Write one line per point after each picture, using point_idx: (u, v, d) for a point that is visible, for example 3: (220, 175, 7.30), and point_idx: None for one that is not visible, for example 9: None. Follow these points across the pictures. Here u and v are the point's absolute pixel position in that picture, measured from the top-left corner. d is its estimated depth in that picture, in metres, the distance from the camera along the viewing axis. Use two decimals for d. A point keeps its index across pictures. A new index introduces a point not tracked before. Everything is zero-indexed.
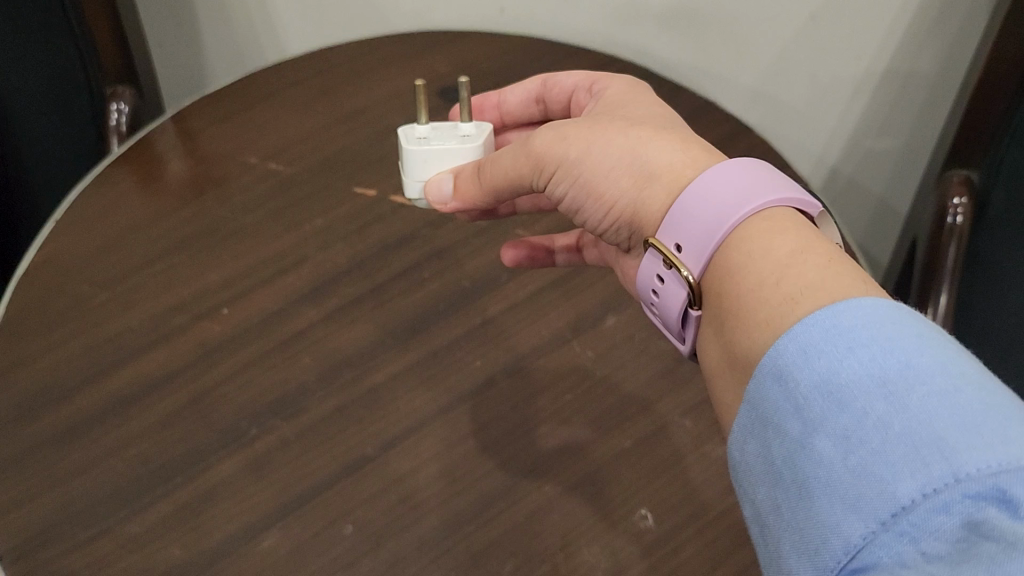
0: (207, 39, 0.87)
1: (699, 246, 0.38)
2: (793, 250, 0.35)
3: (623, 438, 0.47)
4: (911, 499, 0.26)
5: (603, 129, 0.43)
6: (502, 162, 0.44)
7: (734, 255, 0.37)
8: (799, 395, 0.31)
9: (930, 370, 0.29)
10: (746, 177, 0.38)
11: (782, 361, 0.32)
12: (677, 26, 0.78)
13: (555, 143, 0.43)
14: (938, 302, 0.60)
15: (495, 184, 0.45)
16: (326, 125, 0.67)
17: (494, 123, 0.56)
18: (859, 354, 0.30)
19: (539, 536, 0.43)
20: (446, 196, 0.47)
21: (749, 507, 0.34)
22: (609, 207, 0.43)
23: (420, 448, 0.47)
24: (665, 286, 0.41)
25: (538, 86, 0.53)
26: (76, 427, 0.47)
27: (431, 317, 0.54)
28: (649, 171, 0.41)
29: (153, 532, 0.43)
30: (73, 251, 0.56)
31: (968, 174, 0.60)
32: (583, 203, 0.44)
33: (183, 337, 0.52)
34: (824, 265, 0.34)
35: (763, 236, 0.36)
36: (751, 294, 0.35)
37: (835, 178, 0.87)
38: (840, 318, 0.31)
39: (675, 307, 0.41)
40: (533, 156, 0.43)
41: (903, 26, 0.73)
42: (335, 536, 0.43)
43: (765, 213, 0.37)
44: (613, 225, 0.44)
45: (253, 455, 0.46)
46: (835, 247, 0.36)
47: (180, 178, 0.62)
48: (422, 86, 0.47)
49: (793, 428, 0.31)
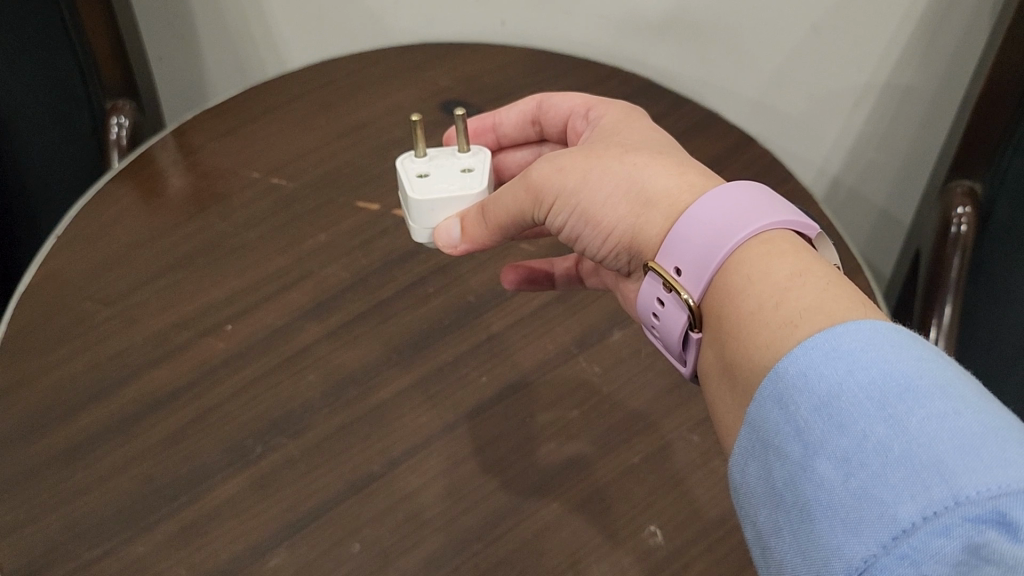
0: (208, 52, 0.87)
1: (699, 269, 0.38)
2: (792, 272, 0.35)
3: (630, 454, 0.47)
4: (912, 522, 0.26)
5: (599, 157, 0.43)
6: (503, 201, 0.44)
7: (735, 277, 0.36)
8: (800, 418, 0.31)
9: (929, 392, 0.29)
10: (745, 199, 0.38)
11: (784, 384, 0.32)
12: (680, 38, 0.78)
13: (553, 175, 0.43)
14: (943, 313, 0.60)
15: (498, 223, 0.45)
16: (327, 139, 0.67)
17: (492, 144, 0.56)
18: (859, 376, 0.30)
19: (548, 554, 0.43)
20: (455, 240, 0.47)
21: (749, 528, 0.34)
22: (608, 233, 0.43)
23: (426, 466, 0.47)
24: (666, 310, 0.41)
25: (534, 107, 0.53)
26: (79, 447, 0.46)
27: (436, 333, 0.53)
28: (646, 198, 0.41)
29: (158, 552, 0.43)
30: (74, 268, 0.56)
31: (971, 184, 0.60)
32: (582, 231, 0.44)
33: (186, 354, 0.52)
34: (821, 288, 0.34)
35: (762, 259, 0.36)
36: (751, 317, 0.35)
37: (836, 189, 0.87)
38: (840, 341, 0.31)
39: (676, 331, 0.40)
40: (532, 189, 0.43)
41: (902, 40, 0.73)
42: (343, 555, 0.43)
43: (762, 236, 0.37)
44: (611, 251, 0.44)
45: (259, 473, 0.46)
46: (832, 268, 0.36)
47: (181, 194, 0.62)
48: (418, 124, 0.46)
49: (794, 450, 0.31)
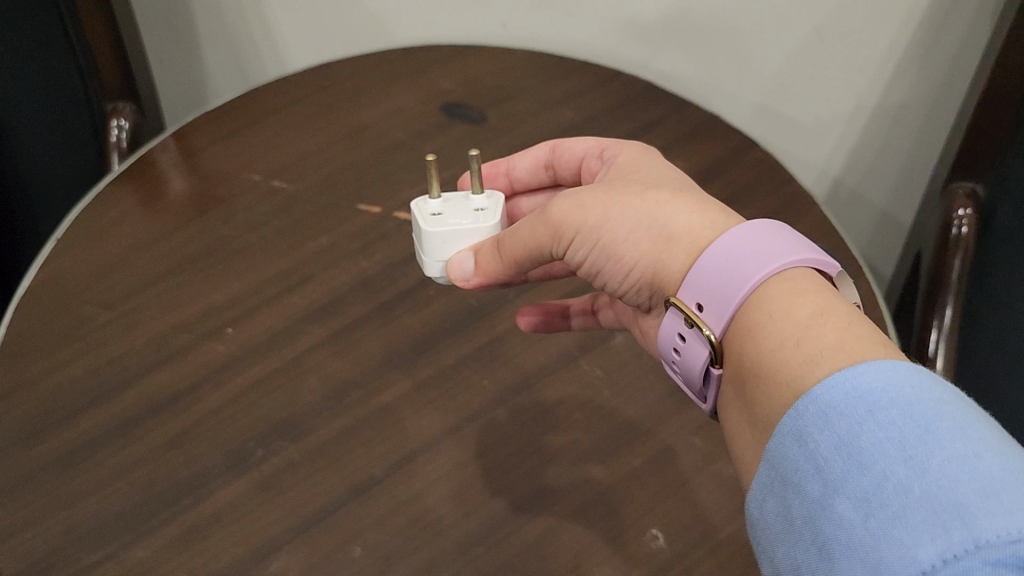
0: (208, 56, 0.87)
1: (720, 305, 0.38)
2: (814, 311, 0.35)
3: (633, 457, 0.47)
4: (931, 564, 0.26)
5: (619, 193, 0.42)
6: (521, 234, 0.44)
7: (756, 314, 0.36)
8: (819, 456, 0.31)
9: (950, 435, 0.29)
10: (766, 236, 0.38)
11: (804, 422, 0.32)
12: (682, 39, 0.78)
13: (573, 211, 0.42)
14: (944, 315, 0.60)
15: (515, 257, 0.45)
16: (329, 141, 0.66)
17: (504, 189, 0.56)
18: (879, 417, 0.30)
19: (550, 557, 0.43)
20: (468, 273, 0.47)
21: (768, 565, 0.34)
22: (629, 268, 0.42)
23: (428, 469, 0.46)
24: (687, 345, 0.40)
25: (546, 152, 0.53)
26: (80, 450, 0.46)
27: (438, 336, 0.53)
28: (668, 233, 0.41)
29: (159, 556, 0.42)
30: (75, 271, 0.56)
31: (973, 187, 0.62)
32: (602, 265, 0.43)
33: (187, 357, 0.51)
34: (843, 328, 0.34)
35: (783, 296, 0.36)
36: (773, 355, 0.35)
37: (838, 188, 0.87)
38: (860, 380, 0.31)
39: (696, 366, 0.40)
40: (552, 225, 0.43)
41: (904, 43, 0.73)
42: (345, 558, 0.43)
43: (785, 274, 0.37)
44: (632, 287, 0.44)
45: (261, 476, 0.46)
46: (854, 307, 0.36)
47: (182, 196, 0.62)
48: (433, 163, 0.46)
49: (814, 488, 0.31)
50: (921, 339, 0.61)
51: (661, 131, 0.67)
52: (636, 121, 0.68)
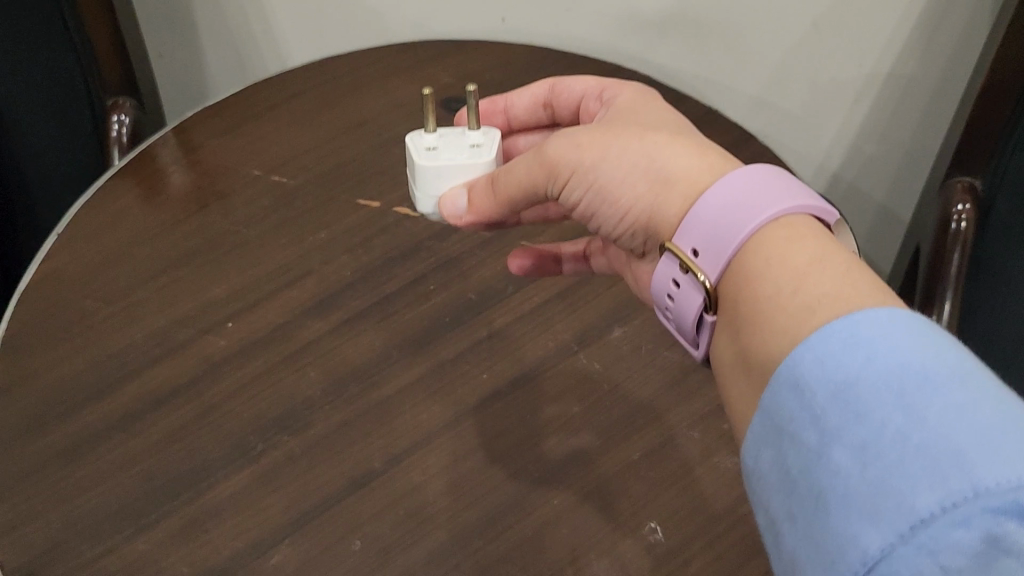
0: (209, 51, 0.87)
1: (716, 253, 0.38)
2: (812, 257, 0.35)
3: (631, 450, 0.47)
4: (929, 513, 0.27)
5: (617, 135, 0.43)
6: (516, 173, 0.44)
7: (752, 261, 0.36)
8: (816, 405, 0.31)
9: (948, 383, 0.29)
10: (765, 183, 0.38)
11: (800, 370, 0.32)
12: (681, 34, 0.78)
13: (569, 150, 0.43)
14: (943, 308, 0.60)
15: (510, 197, 0.45)
16: (329, 136, 0.67)
17: (501, 127, 0.58)
18: (877, 365, 0.30)
19: (548, 550, 0.43)
20: (461, 211, 0.47)
21: (762, 515, 0.34)
22: (624, 212, 0.43)
23: (428, 462, 0.47)
24: (681, 292, 0.41)
25: (546, 91, 0.55)
26: (80, 444, 0.47)
27: (437, 330, 0.53)
28: (665, 176, 0.41)
29: (161, 549, 0.43)
30: (76, 265, 0.56)
31: (971, 180, 0.62)
32: (597, 208, 0.44)
33: (188, 351, 0.52)
34: (841, 272, 0.34)
35: (781, 243, 0.36)
36: (769, 302, 0.35)
37: (836, 183, 0.86)
38: (858, 328, 0.31)
39: (691, 313, 0.41)
40: (547, 163, 0.43)
41: (904, 36, 0.74)
42: (345, 551, 0.43)
43: (782, 220, 0.37)
44: (626, 230, 0.44)
45: (261, 470, 0.46)
46: (853, 254, 0.36)
47: (182, 191, 0.62)
48: (431, 96, 0.45)
49: (809, 436, 0.31)
50: None
51: None
52: None
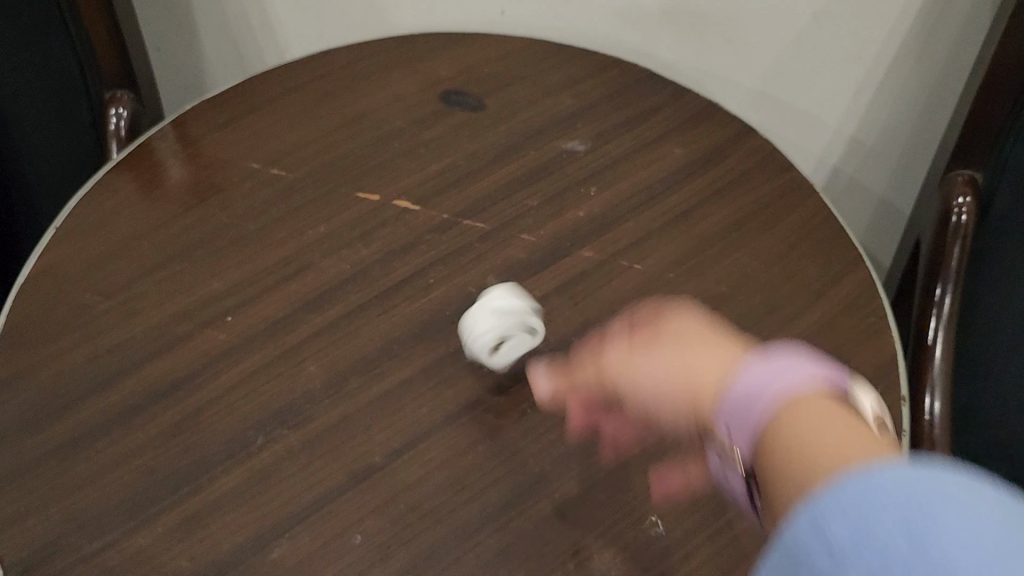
0: (206, 44, 0.86)
1: (745, 438, 0.38)
2: (837, 448, 0.35)
3: (632, 444, 0.47)
4: None
5: (665, 344, 0.44)
6: (577, 379, 0.46)
7: (777, 451, 0.36)
8: (828, 542, 0.27)
9: (969, 516, 0.25)
10: (796, 367, 0.38)
11: (815, 511, 0.28)
12: (681, 26, 0.78)
13: (620, 365, 0.45)
14: (942, 303, 0.60)
15: (576, 403, 0.47)
16: (328, 129, 0.66)
17: None
18: (893, 499, 0.26)
19: (549, 544, 0.43)
20: (544, 395, 0.49)
21: None
22: (676, 419, 0.43)
23: (428, 457, 0.46)
24: (730, 467, 0.41)
25: None
26: (79, 438, 0.46)
27: (437, 324, 0.53)
28: (704, 390, 0.41)
29: (161, 543, 0.43)
30: (74, 259, 0.56)
31: (971, 173, 0.62)
32: (654, 419, 0.45)
33: (187, 345, 0.51)
34: (859, 443, 0.34)
35: (800, 424, 0.36)
36: (792, 485, 0.35)
37: (837, 176, 0.86)
38: (879, 478, 0.28)
39: (740, 480, 0.41)
40: (601, 376, 0.45)
41: (905, 27, 0.73)
42: (345, 546, 0.43)
43: (803, 398, 0.37)
44: (690, 446, 0.44)
45: (260, 464, 0.46)
46: (875, 431, 0.36)
47: (181, 184, 0.62)
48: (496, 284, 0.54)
49: (822, 563, 0.27)
50: (920, 327, 0.60)
51: (657, 120, 0.67)
52: (634, 110, 0.68)
